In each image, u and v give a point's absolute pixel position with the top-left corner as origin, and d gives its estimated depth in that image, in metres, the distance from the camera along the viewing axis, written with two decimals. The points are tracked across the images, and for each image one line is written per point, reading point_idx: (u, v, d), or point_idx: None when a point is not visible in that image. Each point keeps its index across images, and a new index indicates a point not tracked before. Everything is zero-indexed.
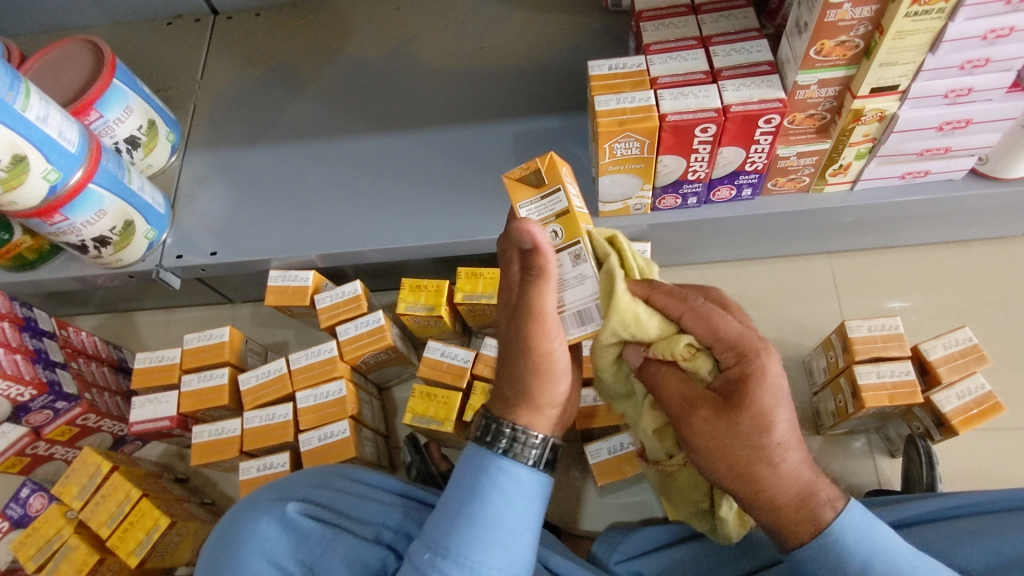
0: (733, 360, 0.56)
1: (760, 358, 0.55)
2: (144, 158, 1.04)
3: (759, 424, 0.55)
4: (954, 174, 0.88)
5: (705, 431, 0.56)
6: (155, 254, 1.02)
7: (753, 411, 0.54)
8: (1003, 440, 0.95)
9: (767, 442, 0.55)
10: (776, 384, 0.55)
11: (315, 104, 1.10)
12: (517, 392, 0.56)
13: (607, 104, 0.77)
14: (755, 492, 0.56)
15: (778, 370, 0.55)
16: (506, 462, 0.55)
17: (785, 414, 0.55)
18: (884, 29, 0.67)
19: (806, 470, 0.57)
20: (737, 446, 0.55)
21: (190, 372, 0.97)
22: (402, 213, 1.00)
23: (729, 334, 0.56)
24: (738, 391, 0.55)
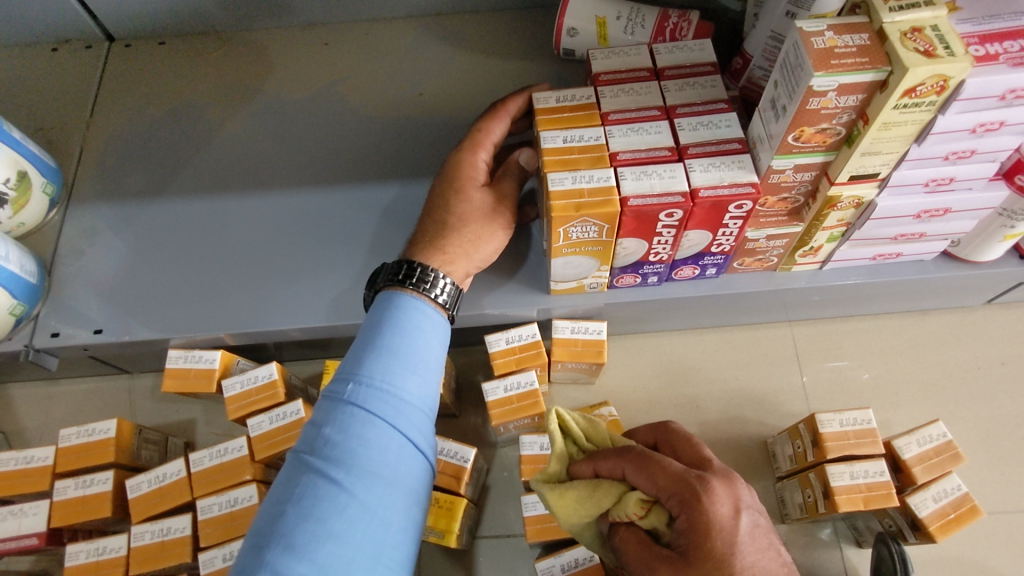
0: (682, 508, 0.55)
1: (704, 501, 0.54)
2: (14, 217, 0.87)
3: None
4: (925, 256, 0.83)
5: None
6: (25, 330, 0.86)
7: (711, 563, 0.53)
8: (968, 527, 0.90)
9: None
10: (730, 529, 0.54)
11: (228, 151, 0.96)
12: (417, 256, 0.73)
13: (561, 183, 0.68)
14: None
15: (727, 511, 0.54)
16: (415, 297, 0.68)
17: (750, 557, 0.54)
18: (869, 119, 0.60)
19: None
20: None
21: (66, 476, 0.81)
22: (327, 284, 0.87)
23: (667, 480, 0.56)
24: (693, 543, 0.54)
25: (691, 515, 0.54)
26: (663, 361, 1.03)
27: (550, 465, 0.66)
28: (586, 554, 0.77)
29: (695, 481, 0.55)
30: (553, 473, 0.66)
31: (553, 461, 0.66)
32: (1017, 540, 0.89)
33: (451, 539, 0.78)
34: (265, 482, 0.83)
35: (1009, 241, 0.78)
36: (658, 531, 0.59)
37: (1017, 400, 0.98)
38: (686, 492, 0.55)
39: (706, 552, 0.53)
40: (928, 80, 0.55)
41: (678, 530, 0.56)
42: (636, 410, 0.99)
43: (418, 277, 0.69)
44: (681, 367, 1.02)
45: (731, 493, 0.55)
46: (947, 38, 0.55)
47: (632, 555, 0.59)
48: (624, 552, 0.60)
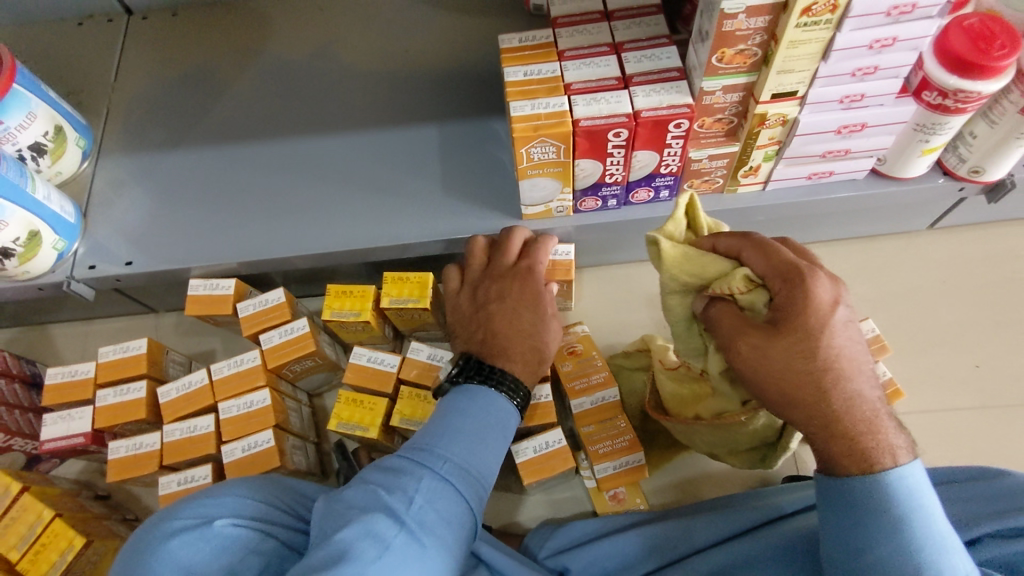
0: (784, 284, 0.58)
1: (808, 284, 0.56)
2: (52, 166, 1.00)
3: (804, 351, 0.55)
4: (856, 174, 0.92)
5: (752, 360, 0.58)
6: (65, 265, 0.98)
7: (799, 334, 0.55)
8: (916, 423, 0.98)
9: (815, 368, 0.55)
10: (826, 312, 0.55)
11: (236, 107, 1.08)
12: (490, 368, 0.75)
13: (522, 110, 0.78)
14: (820, 412, 0.56)
15: (828, 297, 0.56)
16: (486, 393, 0.71)
17: (840, 342, 0.56)
18: (778, 38, 0.70)
19: (869, 406, 0.56)
20: (787, 371, 0.56)
21: (106, 386, 0.93)
22: (328, 218, 0.99)
23: (776, 262, 0.59)
24: (785, 314, 0.56)
25: (791, 291, 0.57)
26: (633, 288, 1.13)
27: (675, 229, 0.73)
28: (556, 438, 0.88)
29: (803, 266, 0.57)
30: (677, 239, 0.73)
31: (675, 226, 0.72)
32: (952, 433, 0.97)
33: None
34: (276, 389, 0.95)
35: (928, 156, 0.88)
36: (756, 311, 0.61)
37: (957, 313, 1.07)
38: (792, 271, 0.57)
39: (795, 323, 0.56)
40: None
41: (775, 306, 0.58)
42: (608, 331, 1.10)
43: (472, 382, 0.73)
44: (649, 293, 1.12)
45: (835, 286, 0.57)
46: None
47: (728, 323, 0.62)
48: (716, 315, 0.64)
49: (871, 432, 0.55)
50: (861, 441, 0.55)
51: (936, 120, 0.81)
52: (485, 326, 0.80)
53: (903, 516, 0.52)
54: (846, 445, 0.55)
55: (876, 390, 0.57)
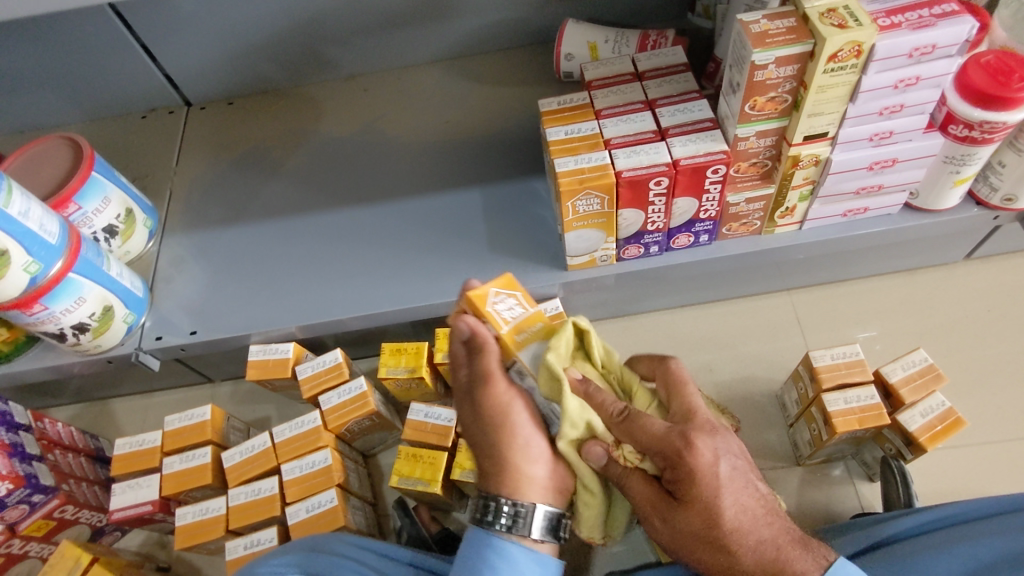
0: (668, 464, 0.60)
1: (688, 458, 0.59)
2: (122, 246, 1.06)
3: (709, 518, 0.60)
4: (891, 209, 0.95)
5: (663, 529, 0.62)
6: (134, 337, 1.03)
7: (698, 510, 0.60)
8: (982, 453, 0.96)
9: (718, 535, 0.60)
10: (712, 478, 0.59)
11: (289, 183, 1.15)
12: (494, 464, 0.65)
13: (566, 166, 0.83)
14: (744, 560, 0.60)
15: (711, 459, 0.59)
16: (504, 539, 0.64)
17: (729, 499, 0.60)
18: (807, 84, 0.75)
19: (772, 546, 0.60)
20: (687, 538, 0.61)
21: (172, 454, 0.96)
22: (380, 280, 1.03)
23: (654, 435, 0.60)
24: (681, 488, 0.60)
25: (676, 467, 0.60)
26: (679, 333, 1.13)
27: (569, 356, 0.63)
28: None
29: (677, 438, 0.60)
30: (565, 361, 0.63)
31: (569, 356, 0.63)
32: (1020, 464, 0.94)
33: None
34: (336, 449, 0.96)
35: (960, 186, 0.90)
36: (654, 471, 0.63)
37: (1006, 342, 1.05)
38: (672, 453, 0.59)
39: (691, 498, 0.59)
40: (846, 46, 0.70)
41: (669, 479, 0.61)
42: None
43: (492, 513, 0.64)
44: (695, 337, 1.12)
45: (714, 442, 0.60)
46: (856, 14, 0.70)
47: (637, 492, 0.62)
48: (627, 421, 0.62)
49: (783, 569, 0.59)
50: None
51: (965, 152, 0.84)
52: (489, 449, 0.65)
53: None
54: None
55: (773, 534, 0.61)
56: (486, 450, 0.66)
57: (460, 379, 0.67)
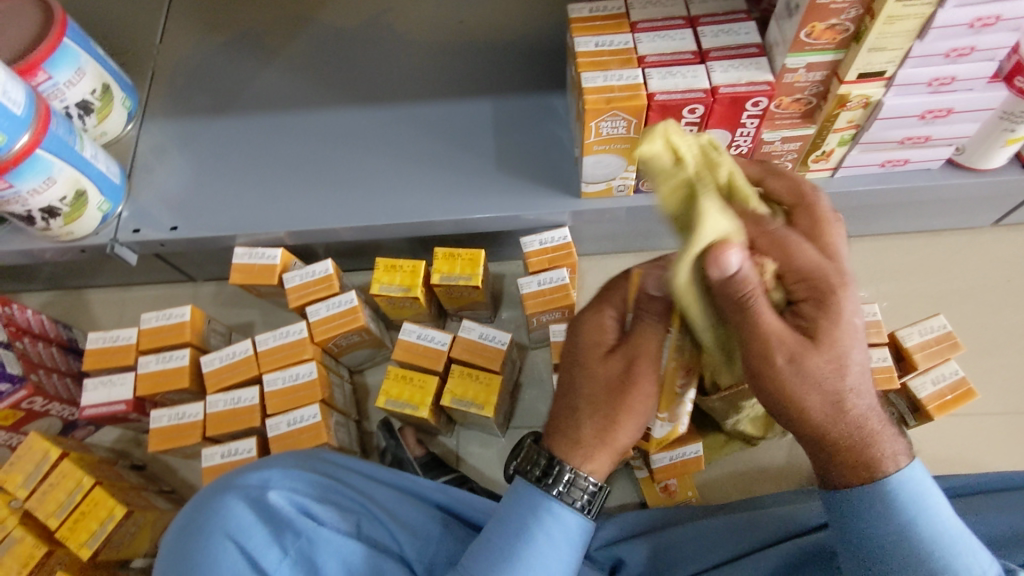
0: (814, 296, 0.48)
1: (838, 296, 0.48)
2: (98, 126, 0.97)
3: (836, 369, 0.48)
4: (932, 164, 0.89)
5: (787, 373, 0.48)
6: (109, 227, 0.96)
7: (834, 352, 0.47)
8: (980, 423, 0.95)
9: (840, 391, 0.48)
10: (854, 325, 0.48)
11: (284, 74, 1.05)
12: (599, 432, 0.55)
13: (594, 82, 0.76)
14: (843, 427, 0.50)
15: (854, 308, 0.48)
16: (557, 503, 0.55)
17: (861, 357, 0.49)
18: (874, 13, 0.67)
19: (874, 418, 0.50)
20: (811, 388, 0.48)
21: (148, 354, 0.92)
22: (378, 190, 0.96)
23: (807, 262, 0.48)
24: (820, 324, 0.48)
25: (819, 303, 0.48)
26: None
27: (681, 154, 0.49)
28: None
29: (833, 274, 0.48)
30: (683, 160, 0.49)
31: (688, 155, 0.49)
32: (1016, 438, 0.93)
33: (489, 410, 0.85)
34: (321, 363, 0.92)
35: (1011, 146, 0.84)
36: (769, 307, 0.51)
37: (1022, 314, 1.01)
38: (817, 279, 0.48)
39: (831, 341, 0.47)
40: None
41: (804, 316, 0.49)
42: None
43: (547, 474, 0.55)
44: None
45: (862, 292, 0.48)
46: None
47: (768, 324, 0.47)
48: (742, 296, 0.47)
49: (873, 445, 0.50)
50: (867, 452, 0.50)
51: None
52: (599, 410, 0.54)
53: (910, 520, 0.49)
54: (846, 458, 0.51)
55: (876, 401, 0.51)
56: (598, 410, 0.55)
57: (607, 337, 0.57)
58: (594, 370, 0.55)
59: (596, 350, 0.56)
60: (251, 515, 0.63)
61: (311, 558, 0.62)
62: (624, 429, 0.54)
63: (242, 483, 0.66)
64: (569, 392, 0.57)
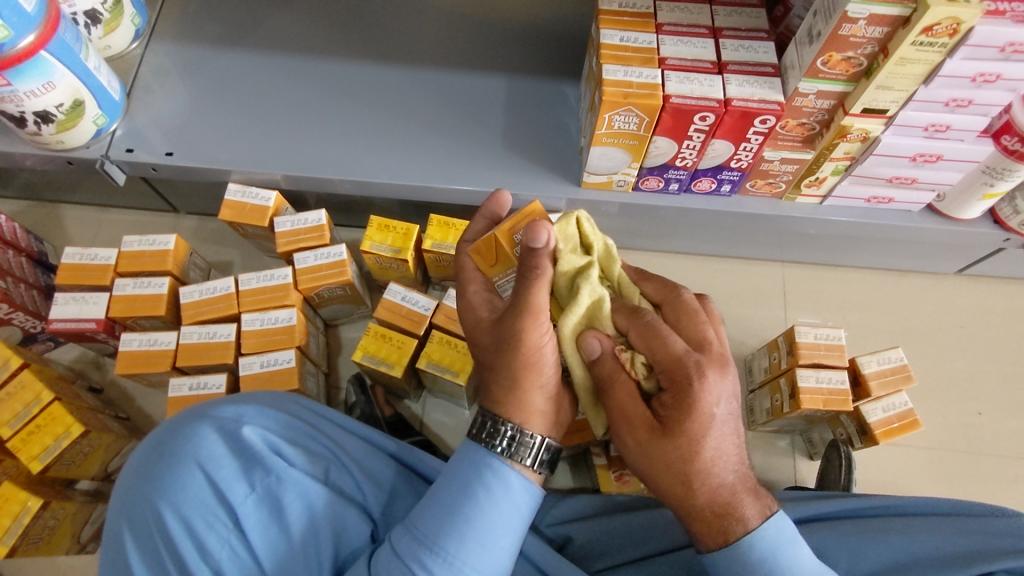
0: (670, 381, 0.55)
1: (691, 388, 0.53)
2: (103, 38, 0.94)
3: (686, 453, 0.54)
4: (913, 206, 0.94)
5: (636, 449, 0.56)
6: (101, 143, 0.93)
7: (680, 442, 0.53)
8: (918, 455, 1.00)
9: (690, 470, 0.54)
10: (706, 417, 0.53)
11: (300, 17, 1.03)
12: (509, 393, 0.56)
13: (614, 75, 0.77)
14: (703, 499, 0.54)
15: (712, 396, 0.53)
16: (501, 462, 0.55)
17: (713, 440, 0.54)
18: (889, 52, 0.70)
19: (735, 487, 0.55)
20: (661, 469, 0.55)
21: (125, 277, 0.90)
22: (381, 148, 0.96)
23: (665, 353, 0.55)
24: (669, 413, 0.54)
25: (677, 393, 0.54)
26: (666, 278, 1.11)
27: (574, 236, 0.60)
28: None
29: (691, 365, 0.54)
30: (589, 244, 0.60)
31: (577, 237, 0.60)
32: (947, 473, 0.99)
33: (463, 379, 0.86)
34: (301, 310, 0.92)
35: (987, 200, 0.89)
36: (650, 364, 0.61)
37: (969, 360, 1.08)
38: (675, 369, 0.54)
39: (672, 428, 0.54)
40: (945, 20, 0.65)
41: (662, 396, 0.56)
42: None
43: (490, 431, 0.55)
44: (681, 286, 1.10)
45: (723, 382, 0.54)
46: None
47: (629, 407, 0.56)
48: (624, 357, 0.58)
49: (734, 510, 0.54)
50: (724, 521, 0.54)
51: (1008, 167, 0.82)
52: (502, 376, 0.56)
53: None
54: (704, 527, 0.55)
55: (747, 472, 0.57)
56: (501, 373, 0.57)
57: (481, 313, 0.61)
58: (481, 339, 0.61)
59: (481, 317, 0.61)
60: (223, 447, 0.64)
61: (277, 495, 0.62)
62: (526, 391, 0.56)
63: (217, 415, 0.66)
64: (483, 364, 0.60)
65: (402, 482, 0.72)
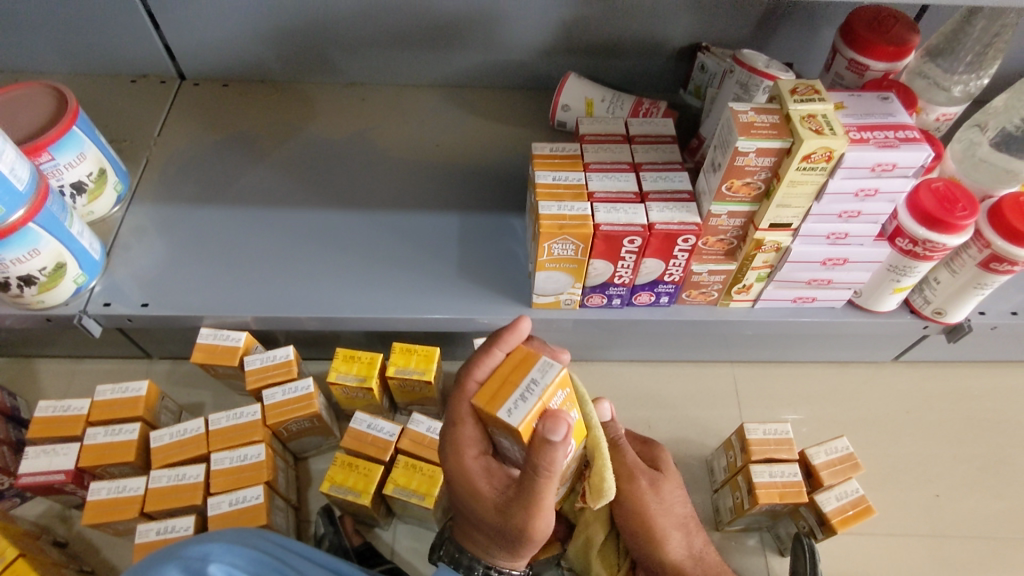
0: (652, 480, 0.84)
1: (662, 454, 0.99)
2: (87, 205, 1.03)
3: (679, 499, 0.95)
4: (835, 303, 1.03)
5: (653, 503, 0.93)
6: (80, 299, 0.99)
7: (675, 484, 0.96)
8: (885, 544, 1.02)
9: (683, 515, 0.94)
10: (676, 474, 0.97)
11: (270, 173, 1.14)
12: (515, 551, 0.65)
13: (549, 209, 0.87)
14: (695, 544, 0.93)
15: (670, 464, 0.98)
16: None
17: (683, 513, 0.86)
18: (780, 177, 0.81)
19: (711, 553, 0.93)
20: (661, 512, 0.92)
21: (97, 425, 0.93)
22: (345, 285, 1.03)
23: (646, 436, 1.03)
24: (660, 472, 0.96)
25: (657, 457, 0.99)
26: (624, 386, 1.16)
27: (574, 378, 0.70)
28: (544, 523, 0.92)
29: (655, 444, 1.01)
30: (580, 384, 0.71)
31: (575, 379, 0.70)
32: (914, 559, 1.01)
33: (430, 502, 0.88)
34: (270, 445, 0.95)
35: (897, 294, 0.99)
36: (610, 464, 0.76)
37: (919, 444, 1.12)
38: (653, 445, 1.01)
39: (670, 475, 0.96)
40: (819, 150, 0.77)
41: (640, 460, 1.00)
42: None
43: None
44: (639, 392, 1.16)
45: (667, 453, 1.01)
46: (833, 123, 0.78)
47: (629, 457, 0.95)
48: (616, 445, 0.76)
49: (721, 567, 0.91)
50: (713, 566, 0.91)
51: (907, 264, 0.92)
52: (513, 544, 0.64)
53: None
54: None
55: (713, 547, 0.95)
56: (511, 543, 0.64)
57: (483, 485, 0.63)
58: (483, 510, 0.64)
59: (484, 488, 0.63)
60: None
61: None
62: (528, 550, 0.66)
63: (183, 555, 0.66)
64: (479, 525, 0.65)
65: None
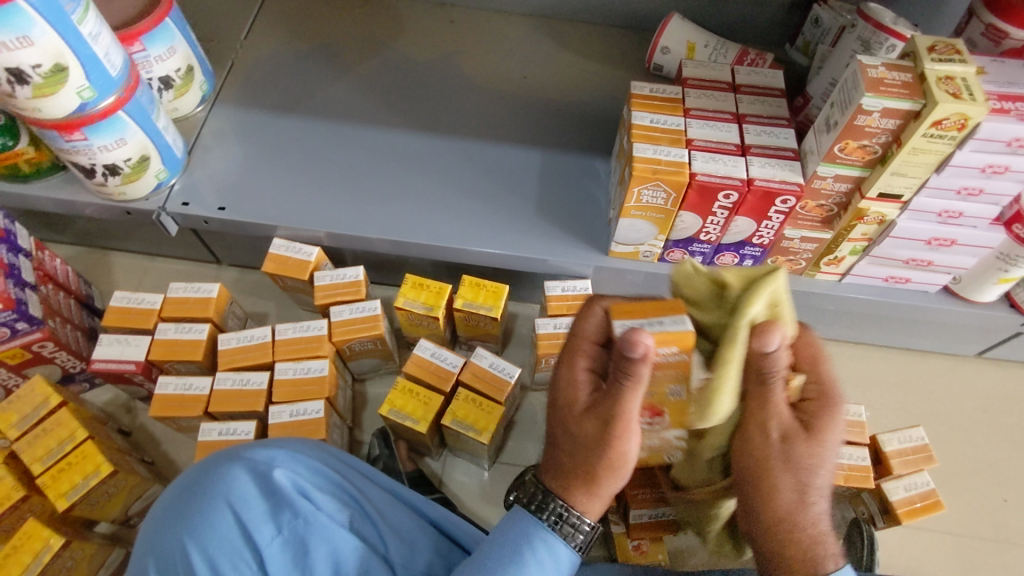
0: (821, 398, 0.57)
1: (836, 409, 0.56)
2: (173, 101, 1.03)
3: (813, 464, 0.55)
4: (930, 287, 0.97)
5: (772, 450, 0.55)
6: (159, 196, 0.99)
7: (818, 447, 0.55)
8: (942, 541, 0.99)
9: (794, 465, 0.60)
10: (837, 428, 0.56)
11: (353, 89, 1.12)
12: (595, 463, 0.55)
13: (644, 152, 0.83)
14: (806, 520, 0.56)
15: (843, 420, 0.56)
16: (549, 534, 0.56)
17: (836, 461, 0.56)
18: (901, 142, 0.75)
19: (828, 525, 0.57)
20: (788, 470, 0.55)
21: (168, 321, 0.94)
22: (419, 211, 1.01)
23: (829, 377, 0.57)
24: (814, 418, 0.56)
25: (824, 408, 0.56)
26: None
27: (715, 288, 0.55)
28: None
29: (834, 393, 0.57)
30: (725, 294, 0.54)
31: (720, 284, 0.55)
32: (970, 559, 0.97)
33: (485, 437, 0.88)
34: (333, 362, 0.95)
35: (1002, 285, 0.92)
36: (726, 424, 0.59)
37: (992, 445, 1.07)
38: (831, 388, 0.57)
39: (820, 434, 0.55)
40: (953, 116, 0.70)
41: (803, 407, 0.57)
42: None
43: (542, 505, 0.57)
44: None
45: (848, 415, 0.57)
46: (972, 88, 0.71)
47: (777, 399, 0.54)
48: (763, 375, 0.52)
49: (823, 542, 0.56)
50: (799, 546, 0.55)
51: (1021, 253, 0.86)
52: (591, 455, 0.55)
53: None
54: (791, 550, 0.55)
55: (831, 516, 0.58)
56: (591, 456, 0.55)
57: (580, 393, 0.57)
58: (576, 418, 0.56)
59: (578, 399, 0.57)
60: (255, 488, 0.65)
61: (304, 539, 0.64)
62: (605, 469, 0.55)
63: (252, 458, 0.67)
64: (565, 433, 0.57)
65: (422, 534, 0.72)
